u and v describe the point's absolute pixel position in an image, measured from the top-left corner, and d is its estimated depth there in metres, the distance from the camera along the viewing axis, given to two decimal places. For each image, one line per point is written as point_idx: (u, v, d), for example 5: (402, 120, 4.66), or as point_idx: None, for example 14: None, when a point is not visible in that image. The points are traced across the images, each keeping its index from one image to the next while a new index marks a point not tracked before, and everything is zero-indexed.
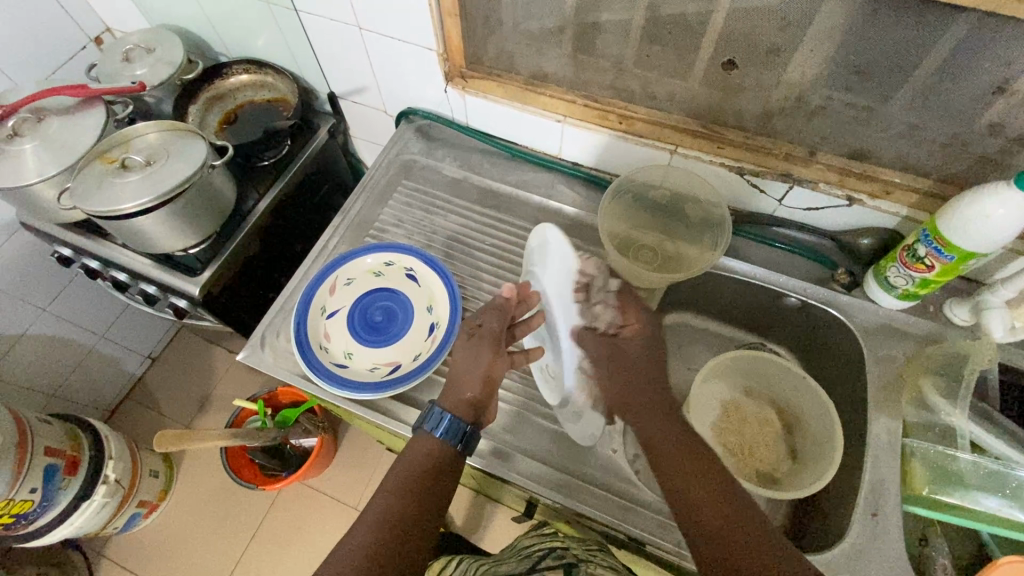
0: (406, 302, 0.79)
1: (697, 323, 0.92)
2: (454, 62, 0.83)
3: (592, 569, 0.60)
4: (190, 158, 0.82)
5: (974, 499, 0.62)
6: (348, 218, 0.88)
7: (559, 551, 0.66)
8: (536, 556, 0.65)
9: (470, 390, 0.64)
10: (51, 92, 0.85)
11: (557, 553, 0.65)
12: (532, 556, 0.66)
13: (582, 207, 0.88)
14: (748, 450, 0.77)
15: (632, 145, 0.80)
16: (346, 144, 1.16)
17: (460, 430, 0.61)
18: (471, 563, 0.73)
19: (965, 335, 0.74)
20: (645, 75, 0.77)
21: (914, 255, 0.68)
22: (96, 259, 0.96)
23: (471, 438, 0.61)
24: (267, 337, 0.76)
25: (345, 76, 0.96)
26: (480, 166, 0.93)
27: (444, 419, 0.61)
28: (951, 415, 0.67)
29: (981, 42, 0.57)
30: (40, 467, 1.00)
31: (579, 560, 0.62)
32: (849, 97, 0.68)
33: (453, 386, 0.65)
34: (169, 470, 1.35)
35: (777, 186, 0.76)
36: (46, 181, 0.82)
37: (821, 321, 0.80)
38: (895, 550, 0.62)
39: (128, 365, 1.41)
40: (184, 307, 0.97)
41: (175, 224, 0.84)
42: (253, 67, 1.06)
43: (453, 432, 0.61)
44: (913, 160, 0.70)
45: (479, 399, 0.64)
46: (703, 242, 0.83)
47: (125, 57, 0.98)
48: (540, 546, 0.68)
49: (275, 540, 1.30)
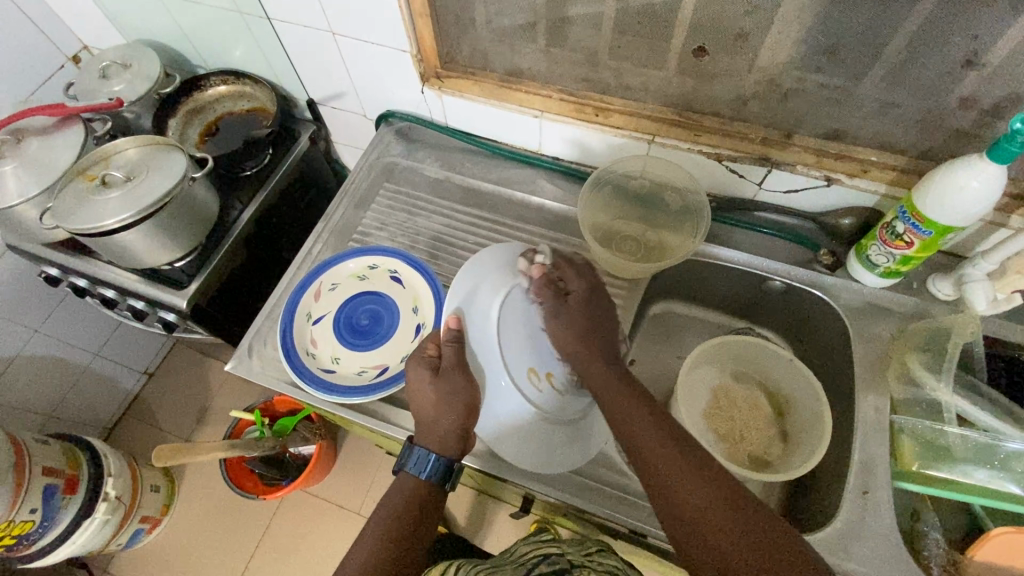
0: (392, 305, 0.79)
1: (685, 311, 0.92)
2: (428, 63, 0.83)
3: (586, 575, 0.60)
4: (170, 171, 0.82)
5: (964, 472, 0.62)
6: (331, 223, 0.88)
7: (554, 556, 0.64)
8: (531, 563, 0.64)
9: (451, 418, 0.60)
10: (28, 113, 0.85)
11: (552, 559, 0.64)
12: (526, 564, 0.64)
13: (564, 201, 0.88)
14: (738, 434, 0.77)
15: (610, 137, 0.80)
16: (328, 150, 1.16)
17: (444, 468, 0.61)
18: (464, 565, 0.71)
19: (950, 309, 0.74)
20: (619, 66, 0.77)
21: (892, 232, 0.68)
22: (84, 277, 0.96)
23: (454, 475, 0.62)
24: (254, 346, 0.76)
25: (322, 82, 0.96)
26: (461, 166, 0.93)
27: (431, 458, 0.60)
28: (936, 390, 0.67)
29: (948, 17, 0.57)
30: (39, 487, 1.00)
31: (574, 565, 0.62)
32: (821, 78, 0.68)
33: (433, 421, 0.60)
34: (170, 484, 1.35)
35: (756, 170, 0.76)
36: (27, 202, 0.82)
37: (806, 303, 0.80)
38: (888, 528, 0.63)
39: (124, 382, 1.41)
40: (174, 320, 0.97)
41: (159, 239, 0.84)
42: (231, 78, 1.06)
43: (439, 470, 0.61)
44: (888, 138, 0.70)
45: (463, 426, 0.61)
46: (684, 230, 0.83)
47: (102, 73, 0.98)
48: (533, 553, 0.67)
49: (279, 548, 1.30)
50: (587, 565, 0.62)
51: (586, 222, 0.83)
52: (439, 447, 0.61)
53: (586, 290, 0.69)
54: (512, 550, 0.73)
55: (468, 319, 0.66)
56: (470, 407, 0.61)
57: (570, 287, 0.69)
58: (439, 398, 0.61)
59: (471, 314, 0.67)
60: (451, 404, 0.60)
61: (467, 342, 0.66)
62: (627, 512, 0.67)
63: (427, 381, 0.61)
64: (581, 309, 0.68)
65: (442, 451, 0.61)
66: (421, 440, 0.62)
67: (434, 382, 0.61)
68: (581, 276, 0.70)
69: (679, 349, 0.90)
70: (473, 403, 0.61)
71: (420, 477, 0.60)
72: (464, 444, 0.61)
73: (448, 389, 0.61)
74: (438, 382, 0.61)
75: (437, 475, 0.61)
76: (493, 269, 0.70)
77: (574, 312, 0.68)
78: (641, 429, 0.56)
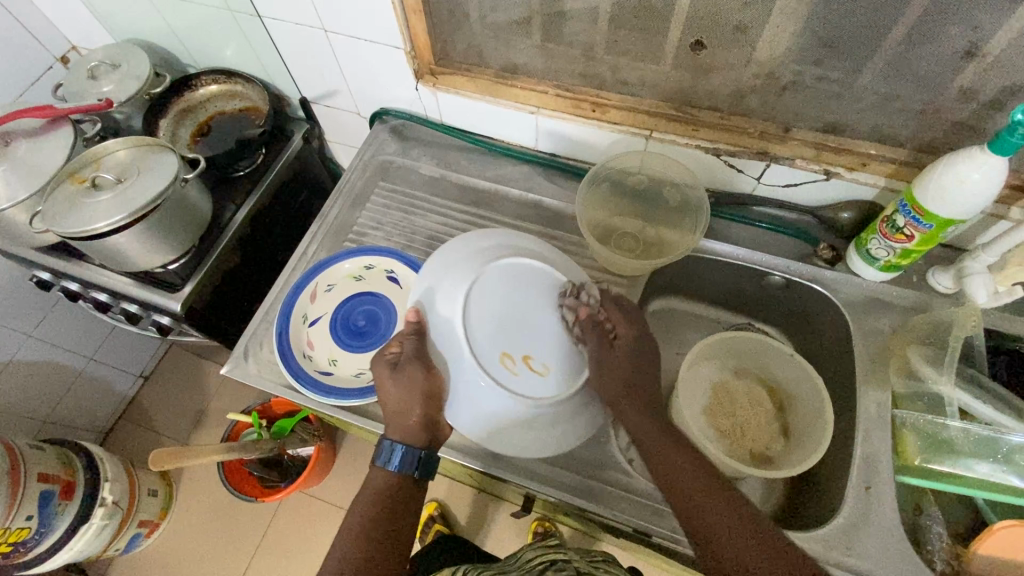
0: (389, 305, 0.78)
1: (684, 307, 0.91)
2: (423, 59, 0.81)
3: None
4: (161, 173, 0.80)
5: (967, 466, 0.62)
6: (326, 223, 0.87)
7: (560, 561, 0.64)
8: (539, 569, 0.63)
9: (415, 411, 0.60)
10: (15, 114, 0.84)
11: (558, 565, 0.63)
12: (533, 569, 0.64)
13: (561, 198, 0.87)
14: (740, 431, 0.77)
15: (607, 133, 0.80)
16: (322, 149, 1.15)
17: (415, 458, 0.60)
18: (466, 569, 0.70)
19: (951, 302, 0.74)
20: (615, 61, 0.76)
21: (893, 225, 0.68)
22: (76, 280, 0.95)
23: (428, 463, 0.61)
24: (249, 349, 0.75)
25: (315, 80, 0.94)
26: (457, 163, 0.92)
27: (398, 450, 0.60)
28: (938, 383, 0.66)
29: (948, 8, 0.57)
30: (35, 494, 0.99)
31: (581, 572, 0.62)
32: (819, 71, 0.68)
33: (396, 415, 0.61)
34: (168, 488, 1.34)
35: (754, 165, 0.76)
36: (17, 206, 0.81)
37: (806, 297, 0.80)
38: (891, 522, 0.62)
39: (120, 385, 1.40)
40: (168, 323, 0.96)
41: (152, 241, 0.83)
42: (223, 77, 1.05)
43: (410, 461, 0.60)
44: (888, 131, 0.70)
45: (428, 417, 0.61)
46: (683, 226, 0.82)
47: (91, 74, 0.97)
48: (541, 557, 0.66)
49: (280, 550, 1.30)
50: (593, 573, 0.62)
51: (584, 219, 0.83)
52: (403, 438, 0.60)
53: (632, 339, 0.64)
54: (516, 553, 0.71)
55: (428, 313, 0.64)
56: (427, 395, 0.60)
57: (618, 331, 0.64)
58: (398, 393, 0.61)
59: (433, 308, 0.64)
60: (411, 395, 0.60)
61: (430, 335, 0.63)
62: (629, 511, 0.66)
63: (389, 382, 0.61)
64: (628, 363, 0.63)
65: (409, 442, 0.60)
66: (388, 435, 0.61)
67: (398, 379, 0.61)
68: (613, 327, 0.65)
69: (679, 345, 0.89)
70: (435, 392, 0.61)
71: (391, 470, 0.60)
72: (430, 431, 0.61)
73: (406, 385, 0.60)
74: (401, 378, 0.61)
75: (409, 466, 0.60)
76: (463, 262, 0.66)
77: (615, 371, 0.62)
78: (665, 452, 0.58)
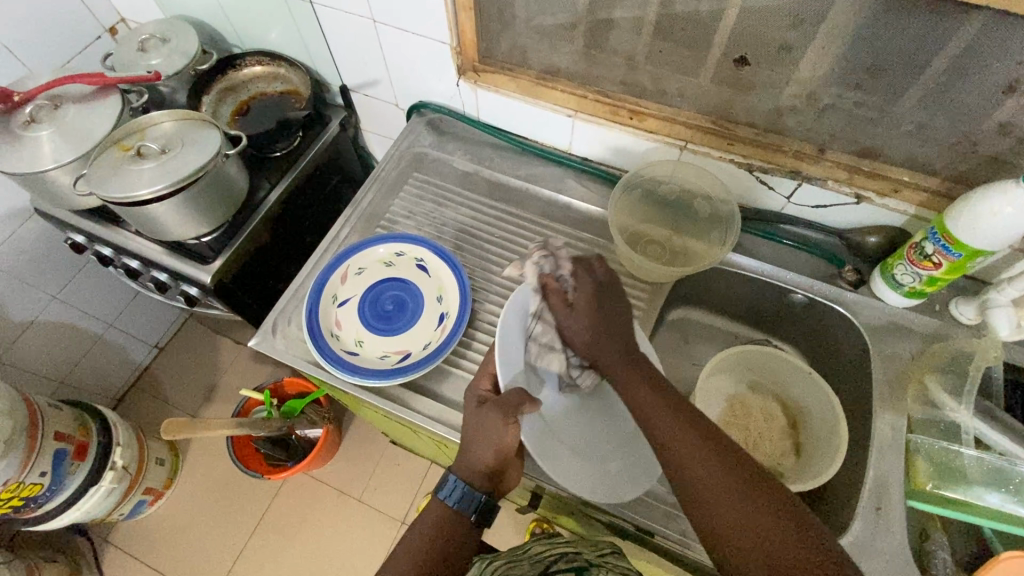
0: (417, 292, 0.79)
1: (703, 319, 0.92)
2: (467, 56, 0.83)
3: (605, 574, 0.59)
4: (204, 147, 0.83)
5: (977, 495, 0.62)
6: (359, 209, 0.88)
7: (570, 554, 0.64)
8: (548, 559, 0.63)
9: (483, 458, 0.61)
10: (68, 80, 0.87)
11: (569, 557, 0.63)
12: (543, 560, 0.63)
13: (590, 201, 0.89)
14: (752, 443, 0.78)
15: (642, 141, 0.82)
16: (356, 137, 1.17)
17: (473, 500, 0.62)
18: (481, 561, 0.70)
19: (972, 334, 0.74)
20: (656, 71, 0.78)
21: (921, 252, 0.69)
22: (109, 246, 0.97)
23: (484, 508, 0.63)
24: (278, 324, 0.77)
25: (358, 69, 0.96)
26: (490, 160, 0.93)
27: (460, 486, 0.62)
28: (956, 411, 0.67)
29: (990, 43, 0.58)
30: (49, 451, 1.01)
31: (592, 564, 0.61)
32: (859, 96, 0.69)
33: (468, 454, 0.62)
34: (175, 459, 1.36)
35: (785, 183, 0.77)
36: (62, 168, 0.83)
37: (826, 317, 0.81)
38: (899, 544, 0.63)
39: (135, 354, 1.42)
40: (195, 295, 0.98)
41: (189, 212, 0.85)
42: (266, 59, 1.07)
43: (468, 502, 0.62)
44: (922, 159, 0.70)
45: (494, 467, 0.62)
46: (710, 238, 0.83)
47: (140, 47, 0.99)
48: (549, 550, 0.65)
49: (279, 529, 1.31)
50: (604, 564, 0.62)
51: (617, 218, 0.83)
52: (466, 475, 0.62)
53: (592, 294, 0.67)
54: (526, 546, 0.72)
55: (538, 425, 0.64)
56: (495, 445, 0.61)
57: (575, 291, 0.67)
58: (478, 427, 0.61)
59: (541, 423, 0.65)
60: (491, 442, 0.61)
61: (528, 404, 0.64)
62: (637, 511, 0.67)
63: (497, 428, 0.60)
64: (591, 302, 0.66)
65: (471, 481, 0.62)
66: (455, 469, 0.64)
67: (504, 428, 0.60)
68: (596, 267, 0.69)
69: (696, 356, 0.90)
70: (509, 455, 0.61)
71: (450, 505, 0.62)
72: (492, 477, 0.63)
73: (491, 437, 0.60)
74: (509, 429, 0.60)
75: (468, 507, 0.62)
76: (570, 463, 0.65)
77: (583, 309, 0.66)
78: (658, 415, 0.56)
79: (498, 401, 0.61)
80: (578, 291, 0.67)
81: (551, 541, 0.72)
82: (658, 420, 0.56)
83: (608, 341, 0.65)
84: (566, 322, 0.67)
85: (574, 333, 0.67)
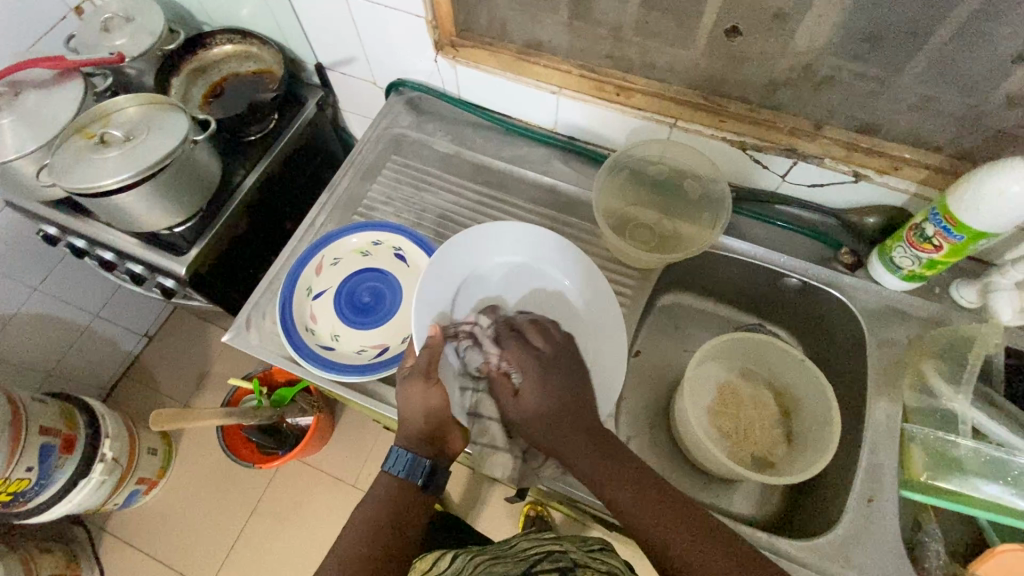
0: (395, 283, 0.77)
1: (694, 303, 0.89)
2: (443, 30, 0.79)
3: None
4: (171, 133, 0.79)
5: (974, 486, 0.60)
6: (336, 194, 0.85)
7: (556, 554, 0.63)
8: (532, 559, 0.62)
9: (416, 424, 0.60)
10: (26, 64, 0.82)
11: (554, 556, 0.62)
12: (527, 560, 0.63)
13: (577, 183, 0.85)
14: (742, 433, 0.76)
15: (629, 119, 0.77)
16: (336, 118, 1.12)
17: (420, 466, 0.60)
18: (466, 555, 0.69)
19: (973, 318, 0.72)
20: (643, 44, 0.73)
21: (921, 234, 0.65)
22: (82, 238, 0.94)
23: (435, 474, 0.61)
24: (252, 318, 0.75)
25: (332, 46, 0.92)
26: (472, 141, 0.89)
27: (404, 456, 0.61)
28: (952, 401, 0.64)
29: (999, 9, 0.54)
30: (35, 446, 1.00)
31: (576, 563, 0.60)
32: (858, 67, 0.64)
33: (402, 422, 0.61)
34: (168, 448, 1.36)
35: (780, 162, 0.73)
36: (24, 158, 0.80)
37: (821, 302, 0.78)
38: (890, 536, 0.61)
39: (124, 344, 1.41)
40: (173, 287, 0.95)
41: (159, 202, 0.81)
42: (238, 37, 1.02)
43: (417, 468, 0.60)
44: (924, 135, 0.66)
45: (431, 431, 0.61)
46: (701, 220, 0.80)
47: (104, 26, 0.94)
48: (535, 549, 0.65)
49: (274, 516, 1.31)
50: (589, 564, 0.60)
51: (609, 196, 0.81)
52: (409, 444, 0.61)
53: (553, 346, 0.62)
54: (511, 541, 0.71)
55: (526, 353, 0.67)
56: (428, 409, 0.60)
57: (515, 369, 0.60)
58: (404, 398, 0.61)
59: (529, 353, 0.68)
60: (422, 407, 0.60)
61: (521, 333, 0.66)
62: None
63: (418, 392, 0.60)
64: (540, 385, 0.58)
65: (416, 450, 0.61)
66: (398, 440, 0.62)
67: (428, 388, 0.60)
68: (550, 334, 0.63)
69: (687, 342, 0.88)
70: (444, 416, 0.61)
71: (397, 477, 0.61)
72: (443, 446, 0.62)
73: (418, 399, 0.60)
74: (433, 390, 0.60)
75: (416, 473, 0.61)
76: None
77: (530, 386, 0.59)
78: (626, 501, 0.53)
79: (415, 370, 0.61)
80: (522, 376, 0.59)
81: (536, 535, 0.71)
82: (628, 508, 0.53)
83: (561, 417, 0.57)
84: (519, 410, 0.59)
85: (529, 429, 0.58)
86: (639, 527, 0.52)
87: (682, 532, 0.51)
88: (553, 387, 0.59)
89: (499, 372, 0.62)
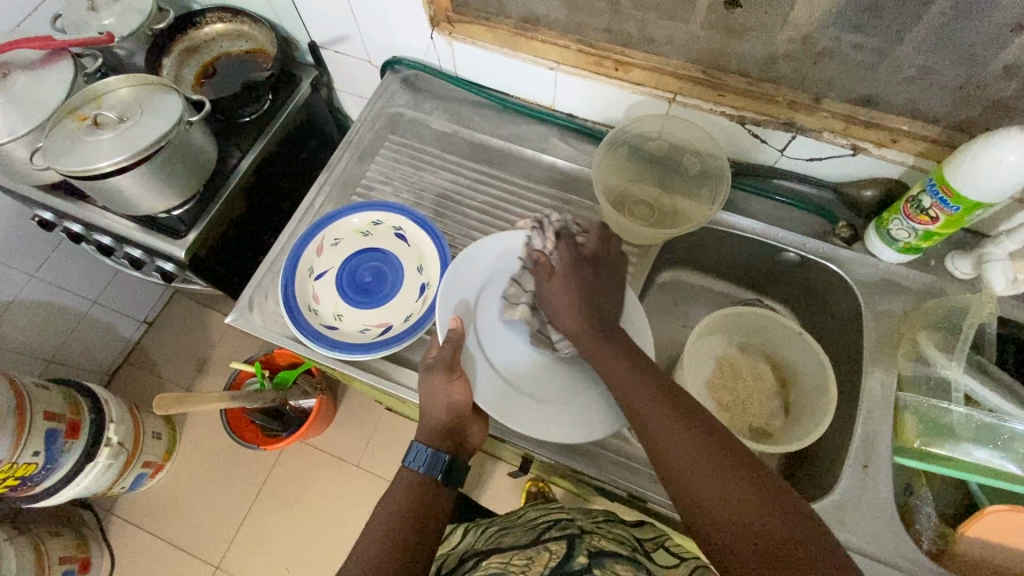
0: (396, 263, 0.77)
1: (693, 279, 0.90)
2: (439, 6, 0.78)
3: (596, 540, 0.59)
4: (164, 114, 0.78)
5: (965, 452, 0.62)
6: (333, 174, 0.85)
7: (564, 521, 0.65)
8: (541, 527, 0.64)
9: (440, 416, 0.62)
10: (12, 44, 0.80)
11: (563, 523, 0.64)
12: (536, 528, 0.65)
13: (576, 160, 0.85)
14: (742, 405, 0.77)
15: (629, 94, 0.76)
16: (331, 98, 1.11)
17: (439, 461, 0.61)
18: (479, 529, 0.71)
19: (966, 289, 0.73)
20: (643, 17, 0.76)
21: (917, 207, 0.66)
22: (78, 223, 0.94)
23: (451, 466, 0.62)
24: (254, 299, 0.75)
25: (325, 24, 0.90)
26: (470, 119, 0.89)
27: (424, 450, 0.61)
28: (946, 368, 0.66)
29: None
30: (41, 431, 1.01)
31: (584, 530, 0.62)
32: (857, 38, 0.68)
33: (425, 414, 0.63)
34: (172, 432, 1.37)
35: (779, 137, 0.72)
36: (16, 141, 0.79)
37: (818, 275, 0.79)
38: (884, 500, 0.63)
39: (124, 330, 1.41)
40: (172, 270, 0.95)
41: (157, 184, 0.81)
42: (228, 16, 1.00)
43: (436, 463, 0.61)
44: (921, 108, 0.67)
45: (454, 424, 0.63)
46: (700, 196, 0.80)
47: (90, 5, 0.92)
48: (543, 518, 0.67)
49: (280, 497, 1.33)
50: (595, 530, 0.62)
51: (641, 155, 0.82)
52: (428, 439, 0.62)
53: (597, 248, 0.66)
54: (522, 513, 0.74)
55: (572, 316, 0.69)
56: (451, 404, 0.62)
57: (559, 258, 0.65)
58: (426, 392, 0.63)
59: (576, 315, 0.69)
60: (446, 403, 0.62)
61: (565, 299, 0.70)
62: (625, 476, 0.66)
63: (441, 386, 0.62)
64: (571, 270, 0.64)
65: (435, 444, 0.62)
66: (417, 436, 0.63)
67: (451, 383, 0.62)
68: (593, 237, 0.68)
69: (685, 318, 0.89)
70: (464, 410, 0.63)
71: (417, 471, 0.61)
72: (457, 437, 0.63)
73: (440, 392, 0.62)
74: (455, 383, 0.62)
75: (435, 468, 0.61)
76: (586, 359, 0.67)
77: (561, 275, 0.64)
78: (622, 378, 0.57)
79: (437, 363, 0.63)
80: (560, 262, 0.65)
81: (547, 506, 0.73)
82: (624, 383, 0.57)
83: (576, 304, 0.62)
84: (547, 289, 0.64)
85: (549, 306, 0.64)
86: (624, 393, 0.57)
87: (664, 408, 0.54)
88: (584, 280, 0.63)
89: (542, 259, 0.66)
